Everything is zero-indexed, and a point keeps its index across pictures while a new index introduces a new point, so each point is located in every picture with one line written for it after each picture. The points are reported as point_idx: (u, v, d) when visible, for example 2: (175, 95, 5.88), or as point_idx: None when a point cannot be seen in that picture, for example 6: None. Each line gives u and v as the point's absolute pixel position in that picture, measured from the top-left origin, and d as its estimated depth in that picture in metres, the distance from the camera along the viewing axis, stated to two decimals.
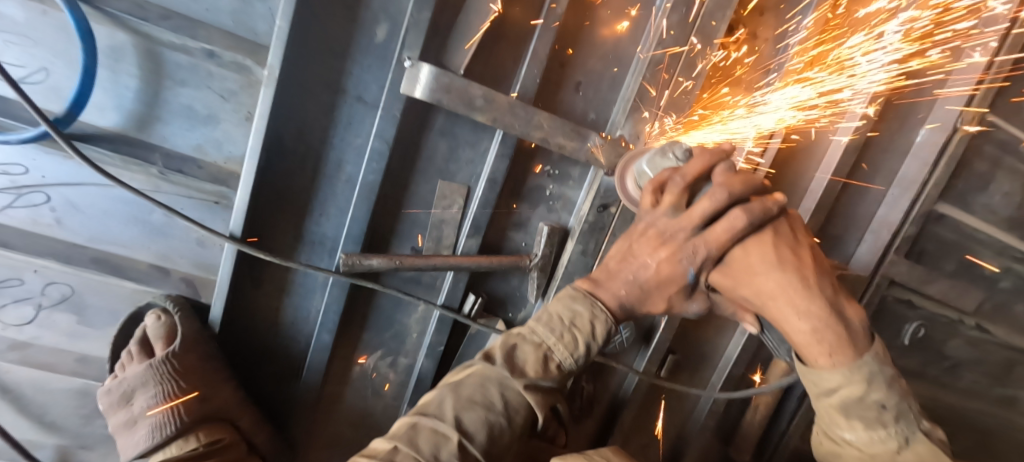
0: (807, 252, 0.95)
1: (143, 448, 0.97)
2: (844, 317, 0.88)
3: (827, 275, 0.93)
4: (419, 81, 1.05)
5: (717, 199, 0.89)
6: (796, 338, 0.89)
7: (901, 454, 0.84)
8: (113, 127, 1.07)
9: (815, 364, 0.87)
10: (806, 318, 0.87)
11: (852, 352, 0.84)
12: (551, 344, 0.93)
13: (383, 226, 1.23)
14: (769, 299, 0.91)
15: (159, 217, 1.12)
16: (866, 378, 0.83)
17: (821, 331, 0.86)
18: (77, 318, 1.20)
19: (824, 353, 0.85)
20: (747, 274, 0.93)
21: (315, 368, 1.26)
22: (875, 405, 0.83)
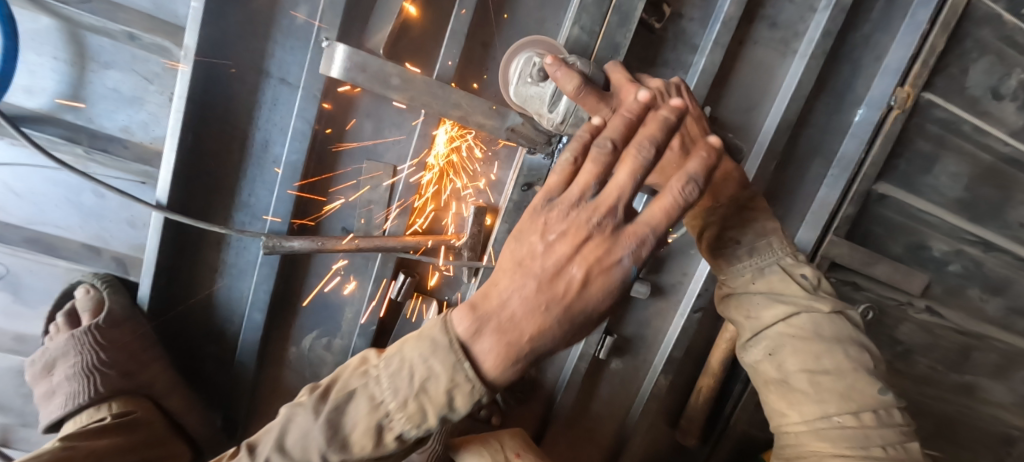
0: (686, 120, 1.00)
1: (59, 415, 1.04)
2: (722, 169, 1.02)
3: (693, 126, 1.01)
4: (334, 60, 1.05)
5: (646, 163, 0.79)
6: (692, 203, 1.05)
7: (756, 282, 1.05)
8: (40, 109, 1.11)
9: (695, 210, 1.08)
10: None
11: (721, 193, 1.02)
12: (389, 407, 0.76)
13: (314, 207, 1.26)
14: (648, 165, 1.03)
15: (89, 198, 1.16)
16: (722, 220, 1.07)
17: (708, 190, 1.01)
18: (15, 296, 1.24)
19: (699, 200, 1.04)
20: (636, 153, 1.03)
21: (248, 349, 1.27)
22: (732, 241, 1.06)
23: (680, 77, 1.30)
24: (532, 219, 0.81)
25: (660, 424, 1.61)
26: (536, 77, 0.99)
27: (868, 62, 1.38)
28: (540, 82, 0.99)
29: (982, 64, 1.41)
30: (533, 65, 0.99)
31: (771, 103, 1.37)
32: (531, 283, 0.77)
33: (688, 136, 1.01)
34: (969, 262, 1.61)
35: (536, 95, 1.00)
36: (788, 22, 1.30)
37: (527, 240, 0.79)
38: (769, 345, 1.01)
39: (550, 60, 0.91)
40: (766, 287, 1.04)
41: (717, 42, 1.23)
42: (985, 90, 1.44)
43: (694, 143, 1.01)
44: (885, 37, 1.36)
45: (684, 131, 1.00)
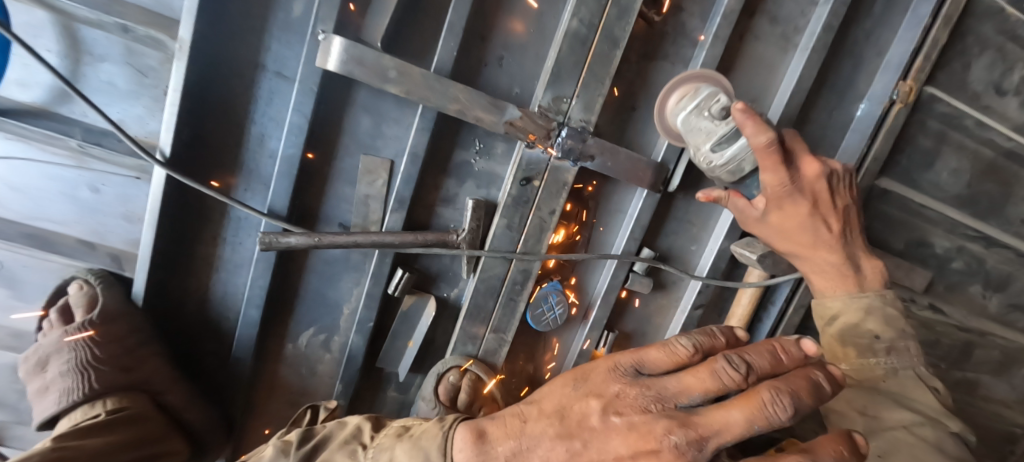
0: (846, 212, 1.15)
1: (53, 411, 1.03)
2: (869, 263, 1.19)
3: (854, 222, 1.18)
4: (331, 53, 1.04)
5: (775, 423, 0.72)
6: (818, 276, 1.19)
7: (884, 381, 1.08)
8: (34, 103, 1.08)
9: (824, 295, 1.19)
10: (833, 260, 1.15)
11: (869, 288, 1.17)
12: None
13: (311, 203, 1.24)
14: (811, 247, 1.14)
15: (85, 193, 1.15)
16: (868, 310, 1.14)
17: (841, 272, 1.17)
18: (8, 291, 1.23)
19: (832, 286, 1.18)
20: (789, 231, 1.13)
21: (245, 345, 1.25)
22: (868, 333, 1.12)
23: (680, 71, 1.28)
24: (607, 384, 0.83)
25: None
26: (715, 113, 1.04)
27: (869, 57, 1.37)
28: (714, 119, 1.04)
29: (984, 59, 1.40)
30: (715, 102, 1.04)
31: (772, 98, 1.35)
32: (561, 450, 0.80)
33: (848, 227, 1.16)
34: (971, 259, 1.60)
35: (706, 128, 1.05)
36: (789, 16, 1.29)
37: (586, 400, 0.82)
38: (883, 444, 0.98)
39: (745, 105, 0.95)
40: (895, 389, 1.07)
41: (717, 35, 1.22)
42: (987, 85, 1.43)
43: (856, 236, 1.18)
44: (886, 31, 1.35)
45: (847, 221, 1.16)
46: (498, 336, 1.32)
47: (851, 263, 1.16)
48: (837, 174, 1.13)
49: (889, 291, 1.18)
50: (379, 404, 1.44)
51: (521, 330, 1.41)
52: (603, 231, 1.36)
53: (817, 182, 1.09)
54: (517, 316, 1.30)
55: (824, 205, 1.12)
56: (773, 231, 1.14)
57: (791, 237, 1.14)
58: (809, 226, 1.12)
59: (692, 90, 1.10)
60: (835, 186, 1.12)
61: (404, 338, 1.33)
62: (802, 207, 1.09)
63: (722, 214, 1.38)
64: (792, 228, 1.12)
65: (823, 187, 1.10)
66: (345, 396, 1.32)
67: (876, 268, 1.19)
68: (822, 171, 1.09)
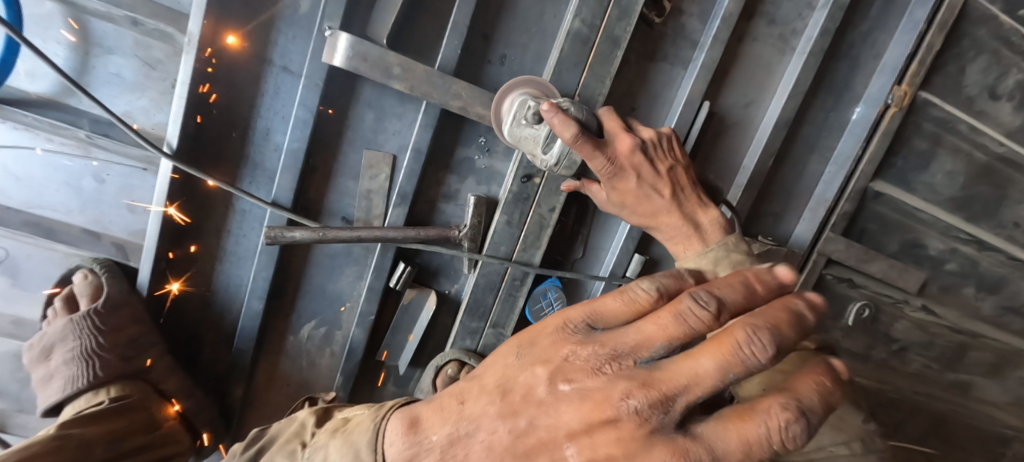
0: (679, 170, 1.08)
1: (57, 398, 1.05)
2: (711, 219, 1.08)
3: (685, 181, 1.09)
4: (337, 49, 1.07)
5: (751, 369, 0.59)
6: (667, 239, 1.10)
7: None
8: (43, 94, 1.09)
9: (679, 256, 1.09)
10: (671, 230, 1.08)
11: (712, 241, 1.06)
12: None
13: (314, 197, 1.26)
14: (648, 213, 1.08)
15: (89, 183, 1.16)
16: (714, 261, 1.01)
17: (683, 234, 1.07)
18: (13, 280, 1.23)
19: (683, 249, 1.07)
20: (624, 198, 1.07)
21: (246, 336, 1.27)
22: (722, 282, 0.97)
23: (680, 73, 1.31)
24: (556, 347, 0.71)
25: None
26: (532, 119, 1.07)
27: (865, 61, 1.40)
28: (535, 124, 1.08)
29: (977, 64, 1.43)
30: (528, 109, 1.08)
31: (770, 99, 1.38)
32: (503, 432, 0.70)
33: (678, 186, 1.08)
34: (964, 261, 1.62)
35: (532, 134, 1.08)
36: (786, 20, 1.32)
37: (532, 371, 0.71)
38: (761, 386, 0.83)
39: (548, 104, 0.98)
40: None
41: (716, 37, 1.24)
42: (981, 90, 1.46)
43: (687, 198, 1.08)
44: (882, 36, 1.38)
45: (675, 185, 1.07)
46: (497, 332, 1.34)
47: (689, 224, 1.07)
48: (656, 141, 1.06)
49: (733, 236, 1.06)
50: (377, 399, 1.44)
51: (521, 325, 1.43)
52: (602, 231, 1.38)
53: (637, 155, 1.02)
54: (516, 312, 1.31)
55: (647, 176, 1.04)
56: (620, 208, 1.09)
57: (632, 209, 1.09)
58: (638, 200, 1.07)
59: (510, 102, 1.13)
60: (653, 151, 1.04)
61: (404, 331, 1.34)
62: (631, 183, 1.04)
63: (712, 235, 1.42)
64: (627, 207, 1.08)
65: (641, 158, 1.02)
66: (345, 389, 1.33)
67: (715, 219, 1.08)
68: (639, 143, 1.02)
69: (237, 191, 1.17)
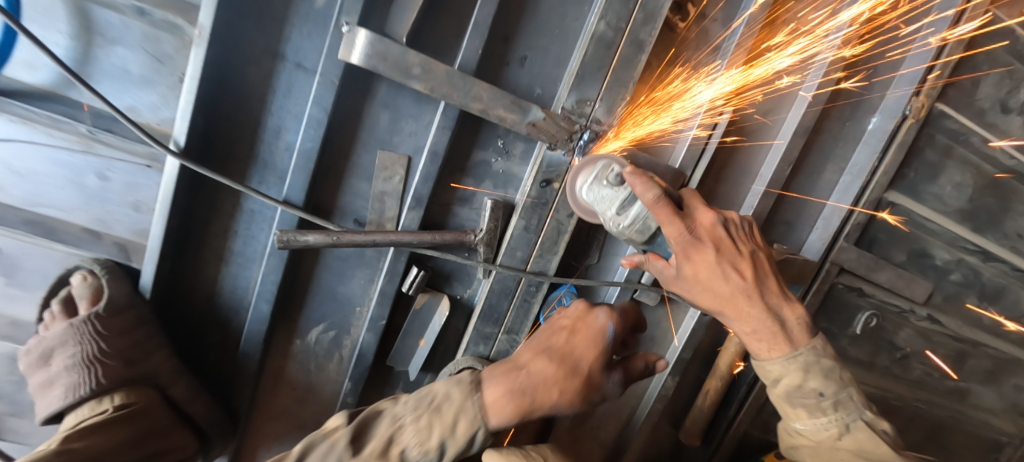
0: (762, 256, 1.03)
1: (58, 407, 1.00)
2: (797, 317, 1.02)
3: (769, 272, 1.03)
4: (355, 47, 1.03)
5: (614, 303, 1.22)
6: (747, 335, 1.02)
7: (841, 441, 1.00)
8: (43, 86, 1.03)
9: (763, 357, 1.02)
10: (753, 324, 1.00)
11: (800, 343, 1.00)
12: None
13: (325, 198, 1.21)
14: (728, 303, 1.00)
15: (92, 180, 1.11)
16: (806, 367, 1.00)
17: (767, 333, 1.00)
18: (8, 279, 1.18)
19: (766, 347, 1.01)
20: (702, 286, 1.00)
21: (254, 340, 1.23)
22: (813, 393, 1.00)
23: (701, 78, 1.28)
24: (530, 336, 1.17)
25: (664, 425, 1.62)
26: (612, 181, 1.02)
27: (883, 71, 1.40)
28: (614, 186, 1.02)
29: (991, 77, 1.44)
30: (611, 171, 1.03)
31: (789, 108, 1.37)
32: (531, 349, 1.11)
33: (760, 272, 1.02)
34: (968, 271, 1.64)
35: (609, 195, 1.03)
36: (808, 28, 1.30)
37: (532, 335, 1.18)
38: None
39: (634, 171, 0.97)
40: (852, 445, 0.99)
41: (739, 44, 1.23)
42: (993, 103, 1.46)
43: (771, 290, 1.02)
44: (900, 46, 1.37)
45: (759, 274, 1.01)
46: (511, 338, 1.32)
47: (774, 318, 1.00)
48: (738, 224, 1.05)
49: (819, 337, 1.03)
50: (385, 404, 1.42)
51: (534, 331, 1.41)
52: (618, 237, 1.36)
53: (720, 230, 1.00)
54: (530, 319, 1.29)
55: (731, 262, 0.98)
56: (691, 288, 1.01)
57: (707, 295, 1.01)
58: (718, 287, 0.99)
59: (590, 165, 1.08)
60: (733, 231, 1.02)
61: (415, 336, 1.31)
62: (713, 268, 0.98)
63: None
64: (704, 292, 1.00)
65: (723, 234, 1.00)
66: (354, 394, 1.30)
67: (800, 315, 1.02)
68: (720, 224, 1.01)
69: (246, 190, 1.13)
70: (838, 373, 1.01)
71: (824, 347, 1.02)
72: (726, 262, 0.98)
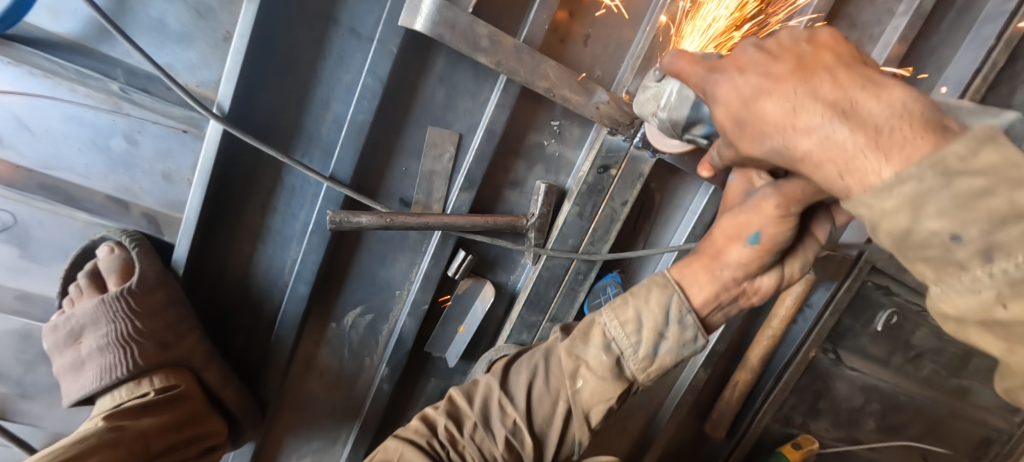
0: (824, 56, 0.62)
1: (91, 390, 0.91)
2: (896, 107, 0.54)
3: (834, 62, 0.61)
4: (421, 13, 0.96)
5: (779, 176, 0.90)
6: (820, 170, 0.59)
7: (1006, 311, 0.52)
8: (68, 35, 0.92)
9: (847, 199, 0.58)
10: (807, 141, 0.59)
11: (894, 156, 0.53)
12: (622, 335, 0.91)
13: (371, 175, 1.14)
14: (768, 128, 0.63)
15: (118, 143, 1.00)
16: (915, 200, 0.53)
17: (836, 151, 0.57)
18: (20, 251, 1.06)
19: (850, 176, 0.57)
20: (738, 123, 0.67)
21: (288, 323, 1.15)
22: (935, 239, 0.53)
23: None
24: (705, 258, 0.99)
25: (689, 417, 1.64)
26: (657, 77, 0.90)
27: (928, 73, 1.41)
28: (659, 80, 0.90)
29: None
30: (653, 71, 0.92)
31: None
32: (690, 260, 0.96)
33: (819, 70, 0.61)
34: None
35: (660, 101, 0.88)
36: (866, 24, 1.29)
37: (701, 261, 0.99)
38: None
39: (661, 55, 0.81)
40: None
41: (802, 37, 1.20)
42: None
43: (837, 83, 0.59)
44: (948, 50, 1.39)
45: (806, 70, 0.61)
46: (554, 327, 1.29)
47: (840, 118, 0.56)
48: (786, 35, 0.68)
49: (959, 138, 0.51)
50: (419, 390, 1.38)
51: (575, 320, 1.38)
52: (663, 227, 1.34)
53: (749, 48, 0.68)
54: (576, 307, 1.26)
55: (757, 75, 0.65)
56: (725, 128, 0.70)
57: (743, 125, 0.66)
58: (755, 111, 0.64)
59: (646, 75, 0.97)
60: (775, 44, 0.67)
61: (455, 323, 1.27)
62: (735, 91, 0.66)
63: None
64: (742, 128, 0.66)
65: (751, 49, 0.68)
66: (390, 381, 1.25)
67: (901, 105, 0.54)
68: (745, 48, 0.68)
69: (289, 163, 1.04)
70: (992, 201, 0.49)
71: (958, 163, 0.50)
72: (750, 80, 0.65)
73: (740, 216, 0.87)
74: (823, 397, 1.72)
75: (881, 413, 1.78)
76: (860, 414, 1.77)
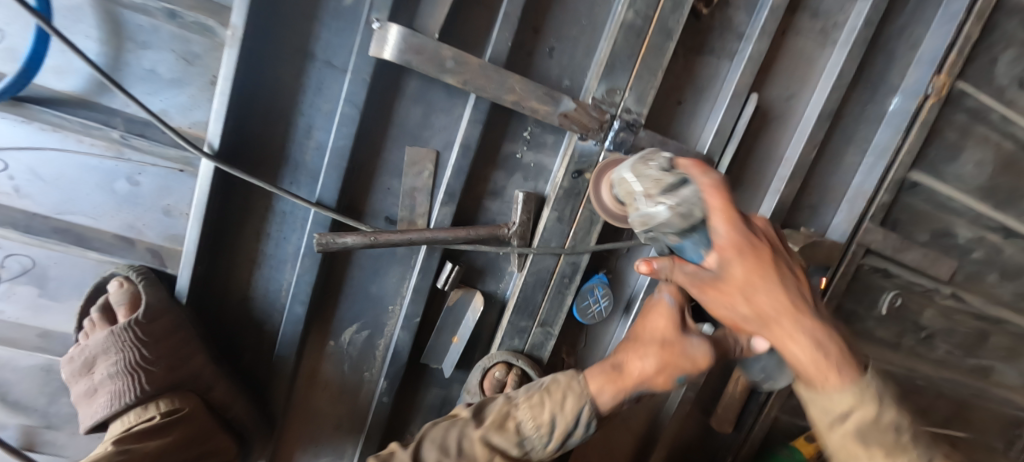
0: (799, 272, 0.93)
1: (103, 416, 0.97)
2: (811, 338, 0.88)
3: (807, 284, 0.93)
4: (388, 42, 1.03)
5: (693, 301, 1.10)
6: (745, 323, 0.91)
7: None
8: (71, 91, 1.02)
9: (824, 387, 0.90)
10: (796, 347, 0.89)
11: (842, 378, 0.88)
12: (534, 432, 1.02)
13: (356, 197, 1.20)
14: (775, 314, 0.88)
15: (123, 185, 1.08)
16: (856, 398, 0.89)
17: (761, 321, 0.89)
18: (39, 290, 1.15)
19: (823, 376, 0.89)
20: (750, 288, 0.87)
21: (288, 342, 1.21)
22: (889, 428, 0.89)
23: (725, 64, 1.29)
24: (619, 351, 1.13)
25: (694, 413, 1.64)
26: (661, 164, 0.96)
27: (902, 52, 1.41)
28: (663, 170, 0.95)
29: (1009, 55, 1.45)
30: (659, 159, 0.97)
31: (812, 91, 1.37)
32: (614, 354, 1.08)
33: (804, 287, 0.91)
34: (991, 249, 1.65)
35: (654, 177, 0.93)
36: (830, 10, 1.31)
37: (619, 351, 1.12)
38: None
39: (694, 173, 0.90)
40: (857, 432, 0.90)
41: (764, 29, 1.23)
42: (1010, 81, 1.48)
43: (812, 304, 0.91)
44: (919, 27, 1.39)
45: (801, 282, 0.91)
46: (545, 330, 1.32)
47: (821, 327, 0.88)
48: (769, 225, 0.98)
49: (857, 380, 0.89)
50: (420, 401, 1.42)
51: (566, 323, 1.41)
52: None
53: (762, 230, 0.93)
54: (564, 310, 1.29)
55: (783, 271, 0.89)
56: (742, 301, 0.88)
57: (767, 299, 0.87)
58: (771, 292, 0.87)
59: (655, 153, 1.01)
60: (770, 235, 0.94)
61: (449, 333, 1.30)
62: (760, 269, 0.87)
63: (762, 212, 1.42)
64: (761, 300, 0.87)
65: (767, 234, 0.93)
66: (391, 393, 1.30)
67: (825, 342, 0.89)
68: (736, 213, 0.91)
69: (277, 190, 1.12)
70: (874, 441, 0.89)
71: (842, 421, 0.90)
72: (776, 267, 0.89)
73: (672, 343, 1.01)
74: None
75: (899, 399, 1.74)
76: None
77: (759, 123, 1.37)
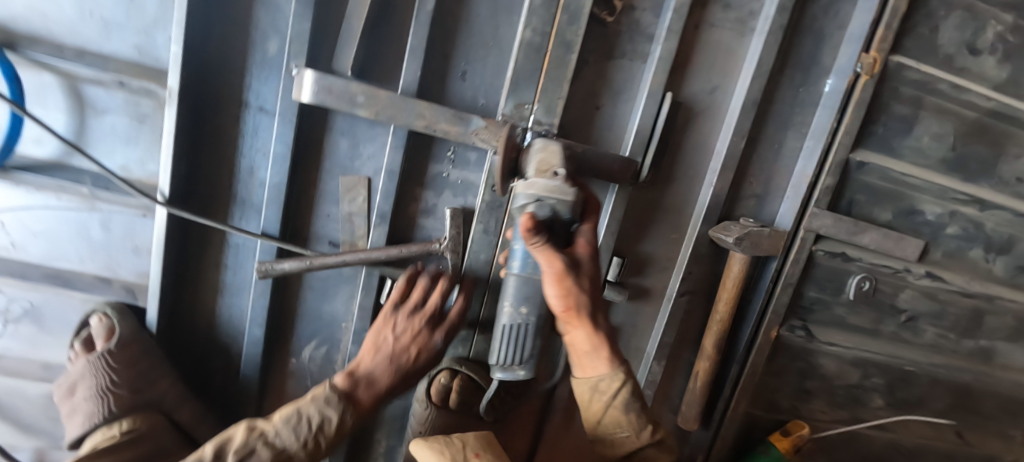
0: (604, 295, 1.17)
1: (78, 434, 1.13)
2: (593, 331, 1.12)
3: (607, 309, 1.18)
4: (304, 86, 1.14)
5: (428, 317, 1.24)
6: (553, 305, 1.09)
7: None
8: (48, 158, 1.20)
9: (593, 370, 1.14)
10: (583, 338, 1.13)
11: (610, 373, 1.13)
12: (291, 448, 1.08)
13: (300, 225, 1.33)
14: (573, 310, 1.09)
15: (96, 232, 1.25)
16: None
17: (565, 309, 1.09)
18: (40, 328, 1.34)
19: (597, 366, 1.14)
20: (577, 282, 1.07)
21: (252, 362, 1.35)
22: None
23: (639, 67, 1.32)
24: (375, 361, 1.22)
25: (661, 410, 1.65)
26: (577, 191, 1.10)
27: (831, 31, 1.37)
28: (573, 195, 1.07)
29: (951, 21, 1.38)
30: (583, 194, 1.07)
31: (736, 82, 1.37)
32: (380, 363, 1.22)
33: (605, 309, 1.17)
34: (968, 223, 1.54)
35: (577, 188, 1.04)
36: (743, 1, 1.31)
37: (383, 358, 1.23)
38: None
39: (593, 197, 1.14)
40: None
41: (670, 29, 1.26)
42: (959, 47, 1.40)
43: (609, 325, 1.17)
44: (846, 5, 1.35)
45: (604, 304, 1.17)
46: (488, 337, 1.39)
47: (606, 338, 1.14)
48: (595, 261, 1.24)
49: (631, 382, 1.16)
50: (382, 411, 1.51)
51: None
52: None
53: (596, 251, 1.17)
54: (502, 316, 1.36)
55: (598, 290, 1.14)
56: (568, 289, 1.06)
57: (576, 290, 1.07)
58: (583, 290, 1.09)
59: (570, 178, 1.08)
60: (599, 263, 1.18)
61: None
62: (590, 274, 1.10)
63: (698, 207, 1.43)
64: (576, 291, 1.07)
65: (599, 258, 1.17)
66: None
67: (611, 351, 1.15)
68: (587, 226, 1.11)
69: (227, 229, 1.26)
70: None
71: None
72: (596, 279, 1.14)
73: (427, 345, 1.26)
74: (808, 377, 1.63)
75: (887, 387, 1.66)
76: (860, 390, 1.66)
77: (684, 119, 1.38)
